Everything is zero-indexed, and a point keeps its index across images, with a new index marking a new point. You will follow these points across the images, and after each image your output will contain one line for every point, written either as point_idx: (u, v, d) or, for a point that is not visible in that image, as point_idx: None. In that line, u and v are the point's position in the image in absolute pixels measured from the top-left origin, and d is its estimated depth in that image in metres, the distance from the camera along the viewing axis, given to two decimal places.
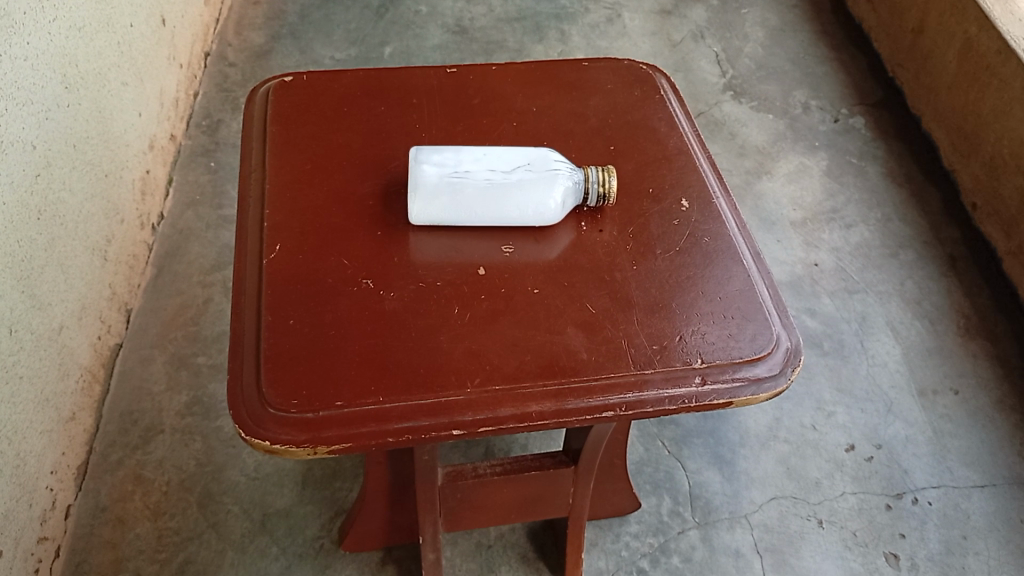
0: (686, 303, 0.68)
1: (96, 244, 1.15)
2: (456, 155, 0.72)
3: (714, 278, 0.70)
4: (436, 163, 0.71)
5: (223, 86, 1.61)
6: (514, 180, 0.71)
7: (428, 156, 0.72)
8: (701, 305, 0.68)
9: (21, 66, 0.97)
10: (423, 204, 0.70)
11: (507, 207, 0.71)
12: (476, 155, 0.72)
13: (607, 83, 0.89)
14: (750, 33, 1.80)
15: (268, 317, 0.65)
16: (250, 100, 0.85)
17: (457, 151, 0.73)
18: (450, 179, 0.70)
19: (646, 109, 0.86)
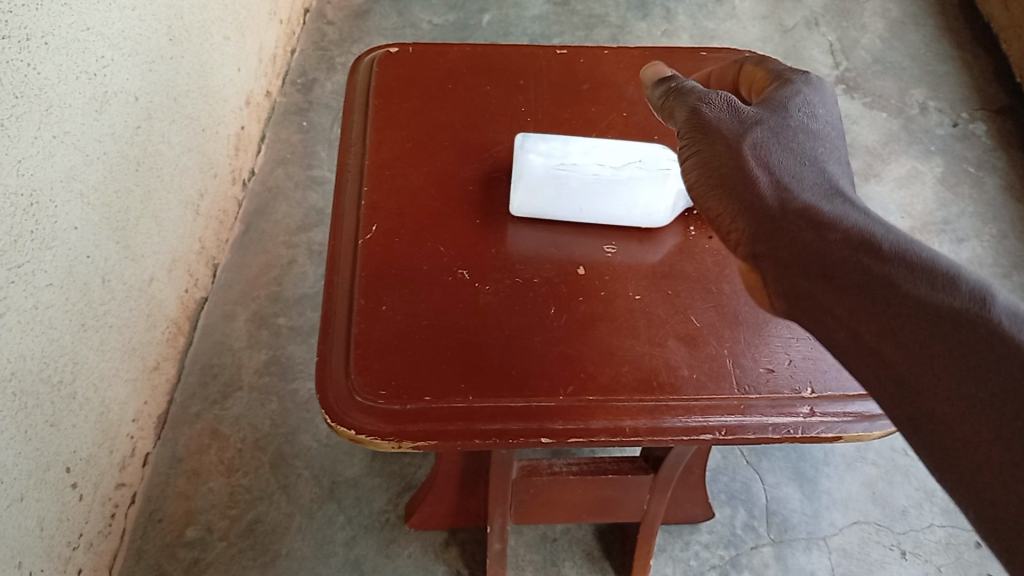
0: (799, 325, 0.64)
1: (189, 198, 1.16)
2: (564, 147, 0.70)
3: None
4: (542, 153, 0.69)
5: (321, 45, 1.60)
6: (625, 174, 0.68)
7: (536, 143, 0.70)
8: None
9: (129, 17, 0.97)
10: (526, 196, 0.68)
11: (613, 206, 0.68)
12: (584, 149, 0.71)
13: None
14: (869, 24, 1.70)
15: (361, 301, 0.63)
16: (354, 70, 0.83)
17: (565, 141, 0.71)
18: (559, 168, 0.68)
19: None
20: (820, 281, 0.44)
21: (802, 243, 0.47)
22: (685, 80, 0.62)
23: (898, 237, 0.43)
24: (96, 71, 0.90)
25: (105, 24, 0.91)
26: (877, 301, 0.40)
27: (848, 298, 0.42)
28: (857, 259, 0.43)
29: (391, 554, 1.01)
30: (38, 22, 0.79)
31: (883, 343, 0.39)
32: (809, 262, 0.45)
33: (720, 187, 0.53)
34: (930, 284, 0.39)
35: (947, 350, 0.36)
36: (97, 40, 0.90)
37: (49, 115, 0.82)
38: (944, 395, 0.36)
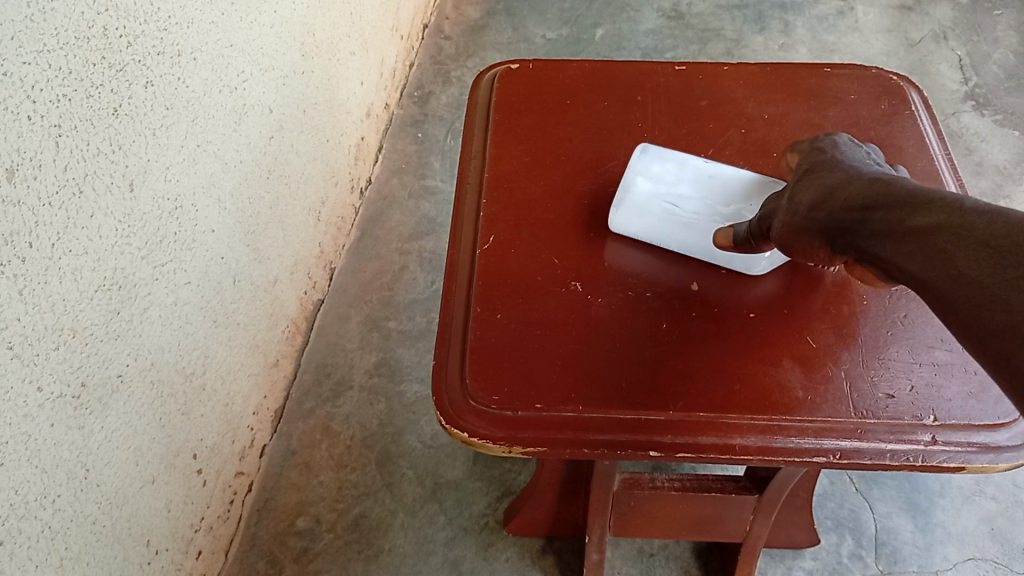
0: (922, 351, 0.62)
1: (312, 205, 1.22)
2: (675, 172, 0.74)
3: None
4: (652, 176, 0.73)
5: (438, 59, 1.65)
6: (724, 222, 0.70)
7: (651, 158, 0.74)
8: (938, 354, 0.62)
9: (267, 34, 1.03)
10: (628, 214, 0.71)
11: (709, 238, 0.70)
12: (698, 178, 0.73)
13: (850, 93, 0.82)
14: (1002, 38, 1.61)
15: (476, 309, 0.66)
16: (475, 85, 0.86)
17: (679, 165, 0.74)
18: (663, 196, 0.72)
19: (892, 126, 0.79)
20: (870, 245, 0.47)
21: (846, 226, 0.50)
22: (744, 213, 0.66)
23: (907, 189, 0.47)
24: (236, 85, 0.96)
25: (247, 41, 0.98)
26: (905, 237, 0.44)
27: (888, 249, 0.45)
28: (886, 217, 0.46)
29: (489, 558, 1.03)
30: (189, 39, 0.86)
31: (911, 270, 0.43)
32: (855, 235, 0.48)
33: (789, 232, 0.56)
34: (931, 211, 0.43)
35: (955, 248, 0.40)
36: (239, 55, 0.96)
37: (195, 126, 0.88)
38: (959, 281, 0.39)
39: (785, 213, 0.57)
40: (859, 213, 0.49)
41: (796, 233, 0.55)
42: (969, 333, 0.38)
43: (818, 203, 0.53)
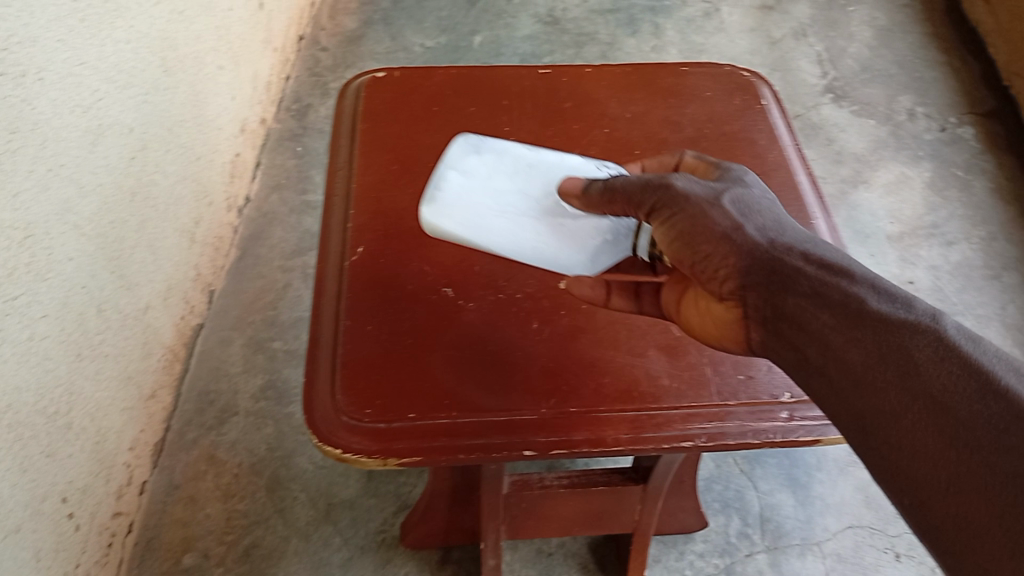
0: None
1: (185, 227, 1.17)
2: (486, 168, 0.69)
3: None
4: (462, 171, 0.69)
5: (314, 71, 1.62)
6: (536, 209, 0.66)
7: (465, 151, 0.71)
8: None
9: (124, 51, 0.98)
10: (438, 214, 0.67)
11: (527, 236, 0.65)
12: (512, 169, 0.69)
13: (705, 91, 0.85)
14: (856, 33, 1.71)
15: (345, 322, 0.64)
16: (340, 95, 0.85)
17: (489, 161, 0.70)
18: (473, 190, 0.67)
19: (745, 120, 0.82)
20: (823, 319, 0.44)
21: (800, 285, 0.46)
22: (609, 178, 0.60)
23: (885, 288, 0.44)
24: (90, 105, 0.91)
25: (99, 58, 0.93)
26: (861, 324, 0.42)
27: (849, 339, 0.42)
28: (859, 305, 0.43)
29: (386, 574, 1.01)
30: (32, 59, 0.81)
31: (872, 380, 0.41)
32: (806, 302, 0.45)
33: (705, 232, 0.51)
34: (921, 340, 0.40)
35: (913, 383, 0.39)
36: (92, 73, 0.92)
37: (45, 149, 0.84)
38: (905, 423, 0.39)
39: (710, 212, 0.52)
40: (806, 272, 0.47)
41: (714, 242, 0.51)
42: (895, 463, 0.39)
43: (763, 240, 0.50)
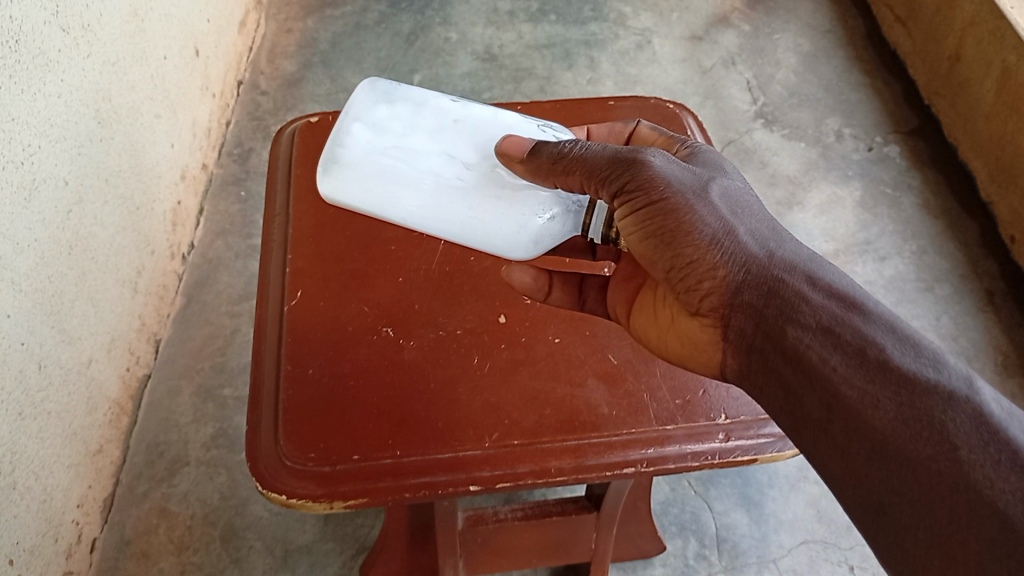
0: None
1: (126, 277, 1.16)
2: (401, 121, 0.64)
3: None
4: (374, 126, 0.64)
5: (255, 114, 1.62)
6: (467, 176, 0.63)
7: (376, 100, 0.66)
8: None
9: (55, 103, 0.97)
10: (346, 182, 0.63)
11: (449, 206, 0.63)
12: (433, 122, 0.65)
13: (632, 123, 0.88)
14: (782, 59, 1.77)
15: (287, 367, 0.65)
16: (276, 140, 0.86)
17: (404, 113, 0.65)
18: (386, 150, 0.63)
19: None
20: (845, 366, 0.47)
21: (819, 327, 0.50)
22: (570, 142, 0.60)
23: (914, 347, 0.47)
24: (22, 160, 0.91)
25: (30, 113, 0.92)
26: (884, 378, 0.46)
27: (874, 394, 0.46)
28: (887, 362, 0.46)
29: None
30: None
31: (902, 446, 0.44)
32: (828, 345, 0.49)
33: (691, 235, 0.55)
34: (956, 415, 0.44)
35: (948, 464, 0.43)
36: (23, 129, 0.91)
37: None
38: (938, 502, 0.42)
39: (705, 221, 0.55)
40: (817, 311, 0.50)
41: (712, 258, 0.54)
42: (918, 528, 0.43)
43: (772, 272, 0.53)
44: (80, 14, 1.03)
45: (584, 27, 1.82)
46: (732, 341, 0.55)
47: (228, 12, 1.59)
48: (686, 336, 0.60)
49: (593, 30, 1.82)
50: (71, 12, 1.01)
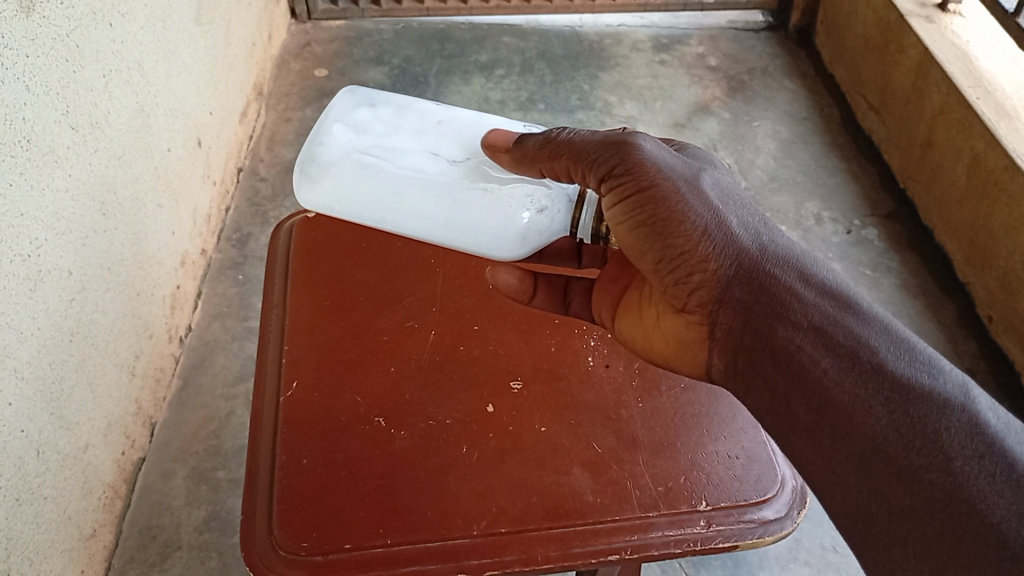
0: (696, 444, 0.72)
1: (125, 361, 1.19)
2: (384, 127, 0.80)
3: (721, 414, 0.75)
4: (358, 129, 0.79)
5: (254, 200, 1.67)
6: (446, 172, 0.78)
7: (358, 107, 0.81)
8: (711, 443, 0.73)
9: (62, 197, 1.01)
10: (333, 176, 0.79)
11: (438, 208, 0.78)
12: (415, 127, 0.80)
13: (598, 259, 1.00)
14: (762, 145, 1.84)
15: (282, 457, 0.70)
16: (274, 233, 0.91)
17: (386, 119, 0.81)
18: (370, 149, 0.78)
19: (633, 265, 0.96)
20: (846, 369, 0.59)
21: (819, 331, 0.61)
22: (565, 137, 0.71)
23: (901, 354, 0.59)
24: (29, 253, 0.95)
25: (39, 208, 0.97)
26: (878, 382, 0.58)
27: (867, 392, 0.58)
28: (884, 368, 0.58)
29: None
30: None
31: (892, 442, 0.56)
32: (828, 347, 0.60)
33: (682, 230, 0.65)
34: (947, 418, 0.55)
35: (938, 459, 0.54)
36: (31, 223, 0.95)
37: None
38: (928, 490, 0.54)
39: (698, 219, 0.65)
40: (809, 310, 0.62)
41: (704, 255, 0.65)
42: (906, 511, 0.55)
43: (774, 280, 0.64)
44: (89, 113, 1.08)
45: (571, 115, 1.89)
46: (720, 335, 0.67)
47: (231, 103, 1.65)
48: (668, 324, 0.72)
49: (580, 118, 1.89)
50: (81, 111, 1.06)
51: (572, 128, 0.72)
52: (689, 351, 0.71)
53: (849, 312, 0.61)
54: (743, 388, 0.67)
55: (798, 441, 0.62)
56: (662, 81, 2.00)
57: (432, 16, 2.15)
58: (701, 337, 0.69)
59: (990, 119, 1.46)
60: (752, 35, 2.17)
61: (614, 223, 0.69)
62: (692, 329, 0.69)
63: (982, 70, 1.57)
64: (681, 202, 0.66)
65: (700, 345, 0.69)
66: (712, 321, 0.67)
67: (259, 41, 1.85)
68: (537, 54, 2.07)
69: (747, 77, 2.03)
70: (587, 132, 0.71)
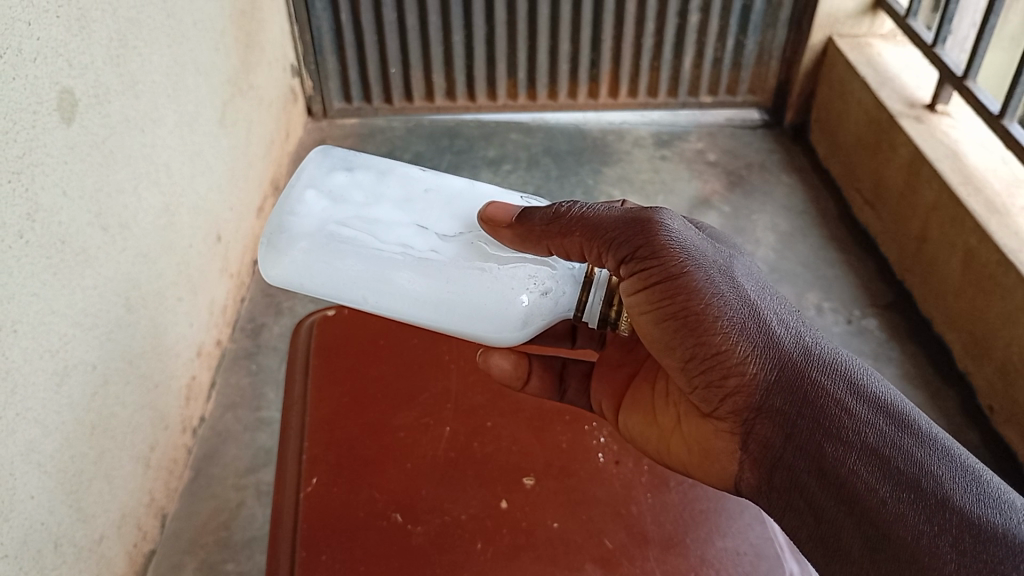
0: (716, 550, 1.01)
1: (141, 453, 1.20)
2: (359, 199, 0.99)
3: (736, 521, 1.04)
4: (332, 201, 0.98)
5: (269, 291, 1.71)
6: (420, 246, 0.96)
7: (330, 180, 1.01)
8: (729, 553, 1.01)
9: (90, 294, 1.06)
10: (311, 245, 0.96)
11: (429, 290, 0.95)
12: (388, 202, 1.00)
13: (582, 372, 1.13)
14: (761, 238, 1.90)
15: (303, 556, 0.98)
16: (294, 348, 1.24)
17: (360, 193, 1.00)
18: (346, 220, 0.97)
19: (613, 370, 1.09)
20: (932, 497, 0.79)
21: (886, 458, 0.81)
22: (592, 221, 0.90)
23: (948, 484, 0.80)
24: (58, 348, 0.98)
25: (69, 305, 1.01)
26: (936, 506, 0.79)
27: (921, 510, 0.79)
28: (931, 491, 0.79)
29: None
30: (9, 312, 0.89)
31: (945, 550, 0.77)
32: (892, 472, 0.80)
33: (716, 330, 0.84)
34: (995, 541, 0.77)
35: (978, 565, 0.76)
36: (61, 319, 0.99)
37: (14, 394, 0.90)
38: None
39: (729, 320, 0.84)
40: (859, 424, 0.82)
41: (740, 358, 0.84)
42: None
43: (856, 414, 0.83)
44: (119, 213, 1.14)
45: None
46: (752, 442, 0.87)
47: (248, 198, 1.71)
48: (697, 430, 0.93)
49: None
50: (111, 212, 1.11)
51: (583, 207, 0.92)
52: (712, 449, 0.91)
53: (897, 428, 0.82)
54: (772, 488, 0.87)
55: (845, 537, 0.82)
56: (663, 175, 2.08)
57: (442, 114, 2.24)
58: (733, 439, 0.88)
59: (982, 215, 1.52)
60: (749, 132, 2.25)
61: (639, 309, 0.88)
62: (721, 436, 0.89)
63: (972, 167, 1.64)
64: (717, 303, 0.84)
65: (732, 449, 0.89)
66: (747, 425, 0.86)
67: (277, 139, 1.93)
68: (543, 150, 2.15)
69: (746, 172, 2.10)
70: (605, 211, 0.91)
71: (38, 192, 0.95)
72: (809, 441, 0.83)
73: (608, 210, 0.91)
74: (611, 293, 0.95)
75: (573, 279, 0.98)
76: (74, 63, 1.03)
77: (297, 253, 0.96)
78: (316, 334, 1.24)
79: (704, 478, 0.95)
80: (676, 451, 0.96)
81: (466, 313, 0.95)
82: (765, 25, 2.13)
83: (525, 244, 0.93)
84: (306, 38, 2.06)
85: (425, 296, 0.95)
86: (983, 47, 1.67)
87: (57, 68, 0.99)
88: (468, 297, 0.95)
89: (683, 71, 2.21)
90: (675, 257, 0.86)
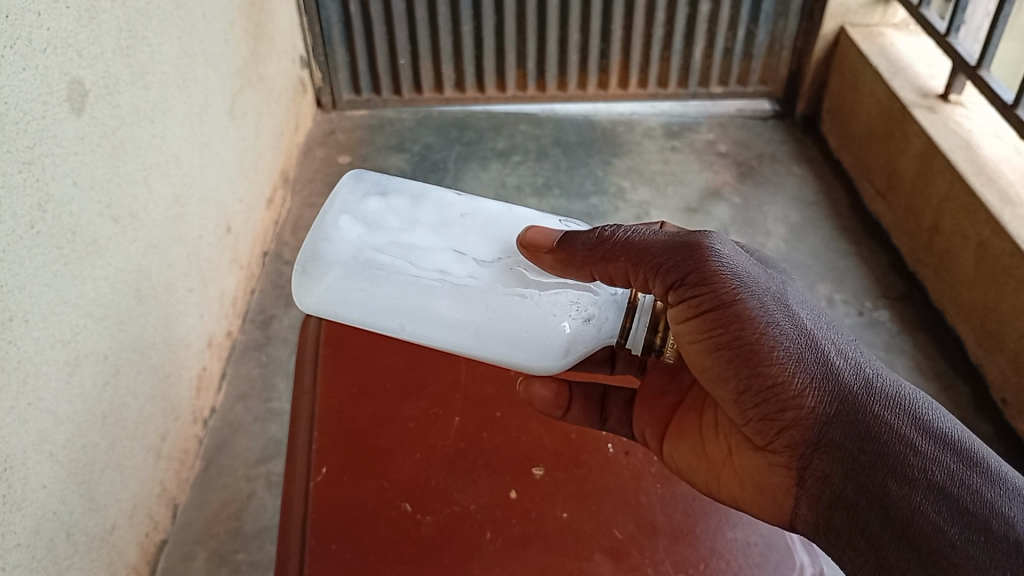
0: (727, 541, 1.01)
1: (153, 443, 1.21)
2: (394, 226, 1.00)
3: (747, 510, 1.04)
4: (367, 229, 1.00)
5: (279, 283, 1.71)
6: (457, 273, 0.97)
7: (363, 205, 1.02)
8: (741, 544, 1.01)
9: (101, 285, 1.06)
10: (344, 272, 0.97)
11: (470, 316, 0.95)
12: (424, 229, 1.01)
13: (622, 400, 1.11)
14: (773, 229, 1.88)
15: (311, 544, 0.99)
16: (304, 336, 1.24)
17: (394, 220, 1.01)
18: (379, 247, 0.98)
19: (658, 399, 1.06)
20: (1003, 537, 0.77)
21: (952, 495, 0.79)
22: (639, 245, 0.90)
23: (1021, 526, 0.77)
24: (69, 339, 0.99)
25: (80, 296, 1.01)
26: (1007, 549, 0.76)
27: (992, 552, 0.76)
28: (1002, 532, 0.77)
29: None
30: (20, 304, 0.90)
31: None
32: (959, 510, 0.79)
33: (770, 361, 0.84)
34: None
35: None
36: (72, 310, 0.99)
37: (26, 385, 0.91)
38: None
39: (784, 351, 0.84)
40: (923, 459, 0.81)
41: (796, 390, 0.84)
42: None
43: (920, 449, 0.81)
44: (129, 204, 1.14)
45: (586, 200, 1.96)
46: (811, 478, 0.86)
47: (258, 190, 1.71)
48: (749, 462, 0.92)
49: (595, 203, 1.95)
50: (121, 203, 1.12)
51: (625, 230, 0.91)
52: (765, 483, 0.90)
53: (963, 465, 0.81)
54: (829, 525, 0.86)
55: None
56: (673, 167, 2.07)
57: (451, 105, 2.24)
58: (789, 472, 0.88)
59: (994, 206, 1.51)
60: (761, 122, 2.23)
61: (689, 338, 0.88)
62: (775, 470, 0.89)
63: (985, 157, 1.62)
64: (771, 333, 0.84)
65: (788, 483, 0.88)
66: (803, 459, 0.86)
67: (286, 130, 1.93)
68: (552, 141, 2.15)
69: (757, 163, 2.09)
70: (650, 236, 0.90)
71: (49, 182, 0.95)
72: (871, 476, 0.82)
73: (654, 235, 0.90)
74: (655, 321, 0.94)
75: (615, 305, 0.97)
76: (84, 53, 1.03)
77: (332, 280, 0.97)
78: (327, 325, 1.24)
79: (754, 509, 0.94)
80: (724, 482, 0.95)
81: (506, 341, 0.95)
82: (777, 15, 2.12)
83: (569, 272, 0.93)
84: (315, 30, 2.06)
85: (467, 324, 0.96)
86: (997, 36, 1.65)
87: (67, 58, 1.00)
88: (506, 324, 0.95)
89: (694, 62, 2.19)
90: (727, 285, 0.86)
